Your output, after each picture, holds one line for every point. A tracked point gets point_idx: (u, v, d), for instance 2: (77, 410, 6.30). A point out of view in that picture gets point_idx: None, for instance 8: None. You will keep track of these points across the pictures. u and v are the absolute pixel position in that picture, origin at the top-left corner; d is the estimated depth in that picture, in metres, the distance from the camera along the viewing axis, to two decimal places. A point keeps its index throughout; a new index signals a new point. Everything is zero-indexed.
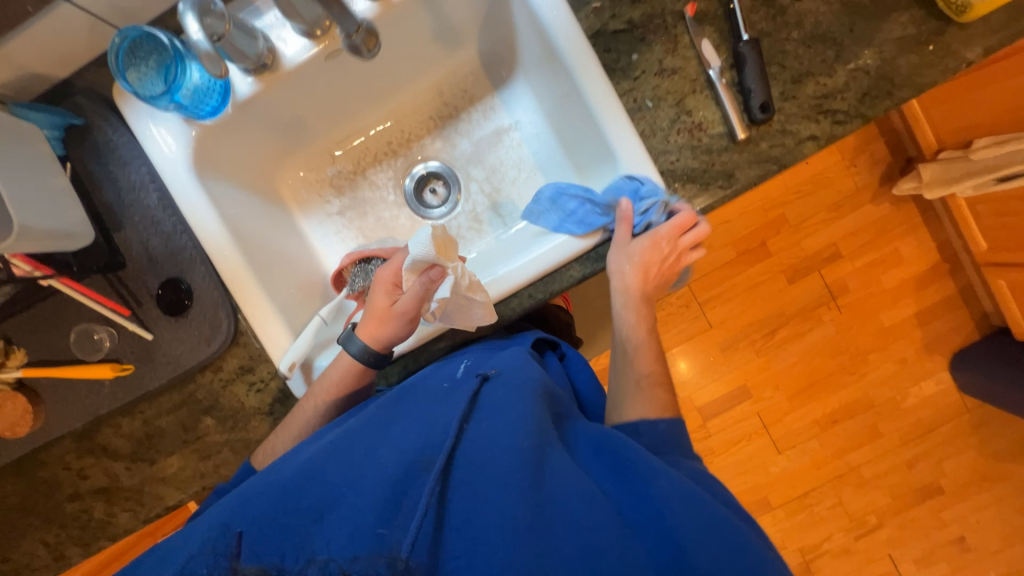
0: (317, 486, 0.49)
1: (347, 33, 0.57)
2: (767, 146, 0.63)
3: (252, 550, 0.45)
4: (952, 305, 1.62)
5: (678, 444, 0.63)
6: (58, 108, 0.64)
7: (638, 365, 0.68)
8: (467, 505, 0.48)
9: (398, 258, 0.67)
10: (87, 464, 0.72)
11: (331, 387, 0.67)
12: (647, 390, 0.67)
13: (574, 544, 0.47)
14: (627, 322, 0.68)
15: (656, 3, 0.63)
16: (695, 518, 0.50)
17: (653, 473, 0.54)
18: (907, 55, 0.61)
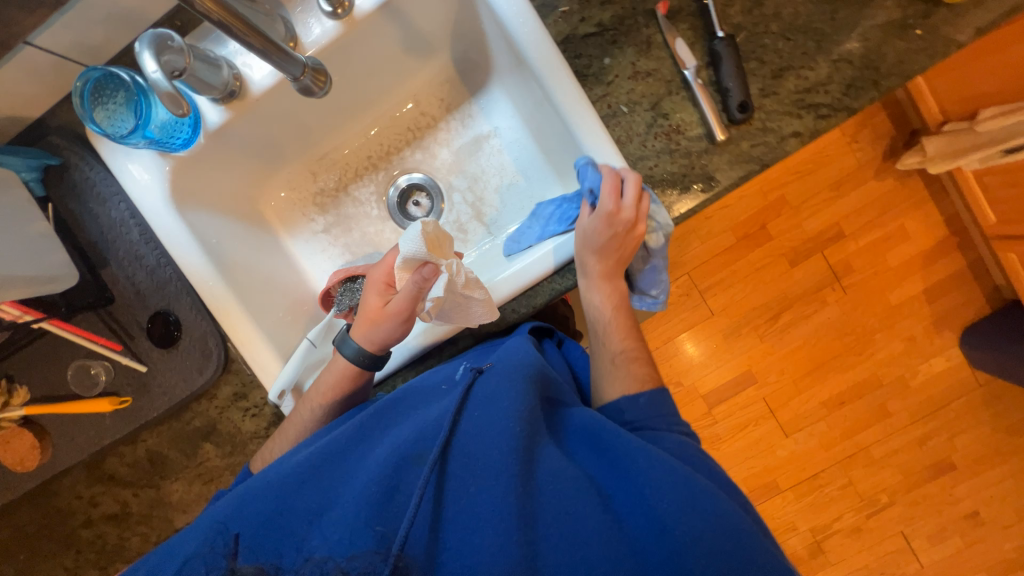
0: (315, 487, 0.52)
1: (290, 75, 0.58)
2: (748, 146, 0.61)
3: (251, 549, 0.48)
4: (961, 279, 1.58)
5: (663, 414, 0.60)
6: (34, 149, 0.65)
7: (613, 343, 0.66)
8: (459, 501, 0.49)
9: (391, 258, 0.65)
10: (98, 491, 0.75)
11: (313, 403, 0.66)
12: (622, 367, 0.65)
13: (560, 534, 0.47)
14: (594, 302, 0.65)
15: (627, 3, 0.61)
16: (688, 502, 0.48)
17: (645, 455, 0.51)
18: (892, 41, 0.59)
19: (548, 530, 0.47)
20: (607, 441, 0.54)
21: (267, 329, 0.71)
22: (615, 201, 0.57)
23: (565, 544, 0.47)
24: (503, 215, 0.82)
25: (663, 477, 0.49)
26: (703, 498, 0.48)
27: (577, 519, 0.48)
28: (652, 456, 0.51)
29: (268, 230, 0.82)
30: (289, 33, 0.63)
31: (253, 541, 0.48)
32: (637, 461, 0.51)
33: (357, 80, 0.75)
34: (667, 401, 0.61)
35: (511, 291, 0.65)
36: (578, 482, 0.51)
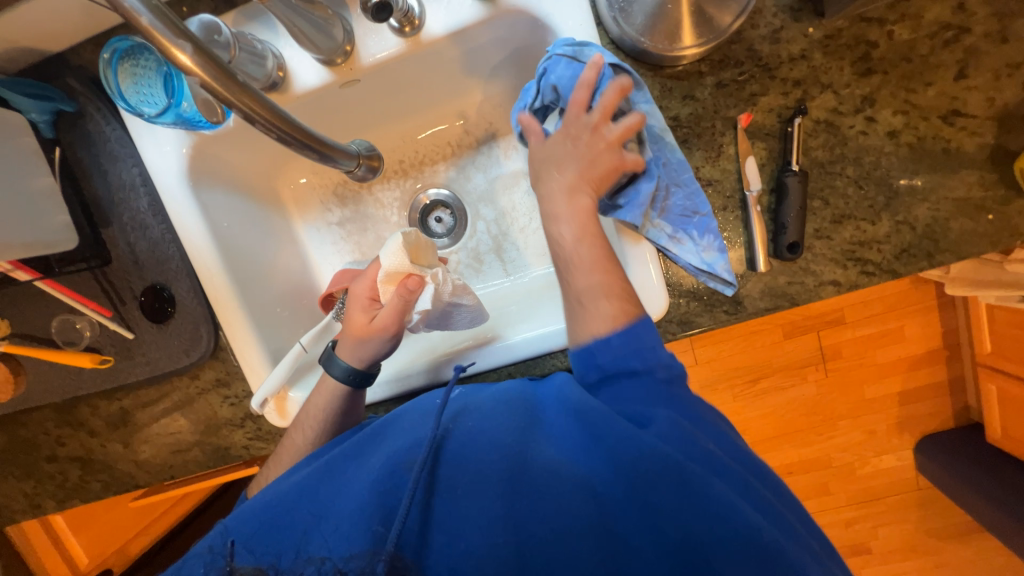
0: (307, 492, 0.47)
1: (337, 169, 0.50)
2: (786, 281, 0.59)
3: (249, 548, 0.43)
4: (937, 391, 1.62)
5: (642, 348, 0.47)
6: (50, 89, 0.61)
7: (577, 278, 0.50)
8: (451, 501, 0.45)
9: (372, 271, 0.63)
10: (66, 433, 0.75)
11: (306, 430, 0.62)
12: (588, 305, 0.49)
13: (550, 534, 0.41)
14: (559, 219, 0.51)
15: (710, 102, 0.57)
16: (679, 498, 0.40)
17: (631, 441, 0.43)
18: (961, 219, 0.56)
19: (542, 533, 0.41)
20: (590, 423, 0.46)
21: (262, 327, 0.69)
22: (587, 97, 0.51)
23: (558, 548, 0.41)
24: (523, 257, 0.78)
25: (645, 467, 0.42)
26: (697, 490, 0.40)
27: (562, 515, 0.42)
28: (635, 442, 0.43)
29: (282, 215, 0.78)
30: (346, 38, 0.57)
31: (250, 540, 0.44)
32: (620, 448, 0.43)
33: (405, 92, 0.69)
34: (648, 333, 0.47)
35: (521, 355, 0.65)
36: (566, 475, 0.43)
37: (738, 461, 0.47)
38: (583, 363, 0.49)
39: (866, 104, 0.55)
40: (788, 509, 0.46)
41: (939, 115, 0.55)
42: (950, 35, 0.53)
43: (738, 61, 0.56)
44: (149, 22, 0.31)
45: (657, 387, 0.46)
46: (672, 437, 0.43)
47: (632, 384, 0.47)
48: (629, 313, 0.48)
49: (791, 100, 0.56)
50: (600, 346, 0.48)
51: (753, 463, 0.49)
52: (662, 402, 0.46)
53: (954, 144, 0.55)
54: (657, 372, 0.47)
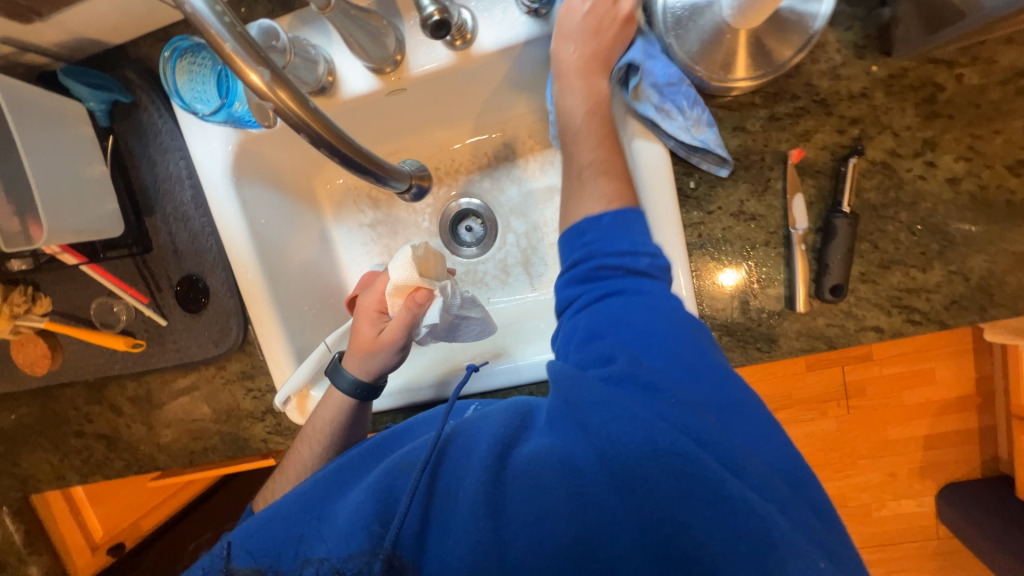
0: (310, 502, 0.46)
1: (392, 190, 0.49)
2: (824, 323, 0.57)
3: (249, 549, 0.44)
4: (966, 438, 1.54)
5: (630, 233, 0.47)
6: (109, 80, 0.62)
7: (581, 152, 0.53)
8: (445, 496, 0.42)
9: (380, 283, 0.64)
10: (94, 411, 0.77)
11: (313, 444, 0.62)
12: (589, 181, 0.51)
13: (536, 528, 0.38)
14: (571, 92, 0.54)
15: (761, 135, 0.55)
16: (672, 481, 0.36)
17: (619, 412, 0.39)
18: (1020, 273, 0.53)
19: (528, 527, 0.38)
20: (576, 403, 0.41)
21: (290, 325, 0.70)
22: None
23: (544, 540, 0.38)
24: (551, 273, 0.78)
25: (632, 442, 0.38)
26: (687, 468, 0.36)
27: (549, 503, 0.38)
28: (622, 419, 0.39)
29: (317, 212, 0.79)
30: (397, 47, 0.57)
31: (250, 542, 0.45)
32: (607, 424, 0.39)
33: (448, 102, 0.69)
34: (637, 223, 0.48)
35: (544, 375, 0.66)
36: (552, 459, 0.40)
37: (751, 429, 0.41)
38: (571, 244, 0.49)
39: (926, 148, 0.53)
40: (806, 485, 0.41)
41: (1005, 164, 0.52)
42: None
43: (794, 95, 0.54)
44: (232, 49, 0.32)
45: (642, 297, 0.45)
46: (658, 409, 0.40)
47: (617, 301, 0.45)
48: (624, 197, 0.50)
49: (846, 138, 0.54)
50: (592, 226, 0.48)
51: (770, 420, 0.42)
52: (643, 343, 0.43)
53: (1019, 195, 0.52)
54: (640, 259, 0.46)
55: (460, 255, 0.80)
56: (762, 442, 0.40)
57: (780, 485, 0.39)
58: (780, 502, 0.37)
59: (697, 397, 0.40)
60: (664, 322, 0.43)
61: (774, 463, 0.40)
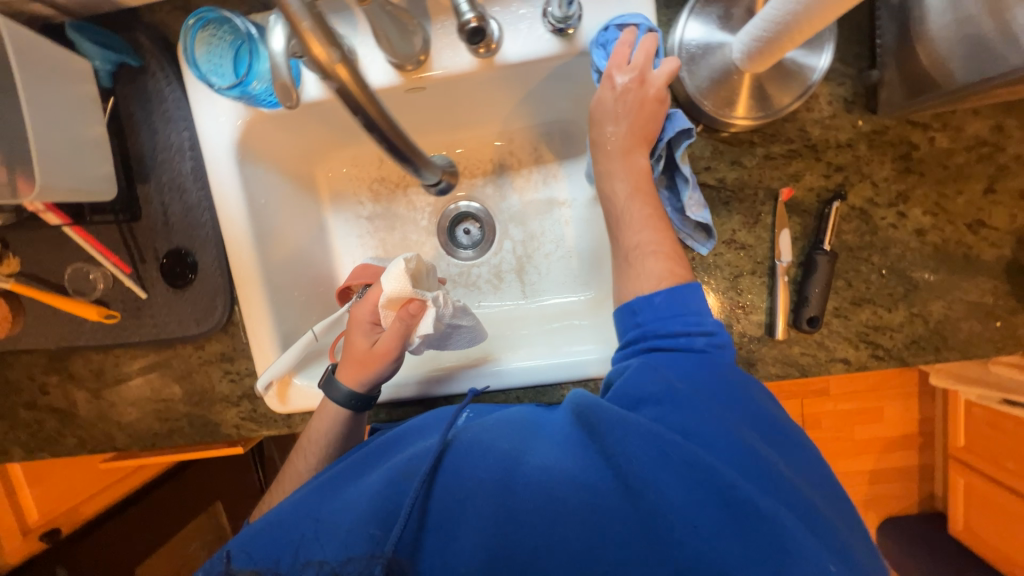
0: (307, 507, 0.47)
1: (421, 181, 0.50)
2: (799, 351, 0.61)
3: (248, 552, 0.45)
4: (908, 476, 1.62)
5: (683, 313, 0.48)
6: (117, 40, 0.61)
7: (628, 234, 0.53)
8: (450, 503, 0.43)
9: (370, 295, 0.63)
10: (51, 382, 0.73)
11: (308, 455, 0.63)
12: (638, 263, 0.51)
13: (551, 541, 0.40)
14: (610, 176, 0.54)
15: (755, 171, 0.59)
16: (684, 490, 0.39)
17: (631, 428, 0.42)
18: (971, 321, 0.59)
19: (543, 539, 0.40)
20: (594, 425, 0.43)
21: (278, 309, 0.69)
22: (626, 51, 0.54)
23: (559, 549, 0.39)
24: (543, 283, 0.79)
25: (645, 455, 0.40)
26: (701, 475, 0.39)
27: (564, 516, 0.40)
28: (637, 437, 0.41)
29: (316, 200, 0.78)
30: (423, 47, 0.59)
31: (250, 545, 0.45)
32: (619, 441, 0.41)
33: (460, 107, 0.70)
34: (691, 299, 0.48)
35: (530, 381, 0.66)
36: (563, 470, 0.42)
37: (767, 442, 0.44)
38: (623, 323, 0.50)
39: (899, 200, 0.58)
40: (819, 494, 0.44)
41: (965, 222, 0.58)
42: (985, 151, 0.57)
43: (789, 139, 0.59)
44: (307, 26, 0.34)
45: (687, 355, 0.46)
46: (677, 424, 0.42)
47: (664, 320, 0.48)
48: (678, 275, 0.50)
49: (831, 183, 0.59)
50: (643, 306, 0.49)
51: (782, 432, 0.46)
52: (679, 374, 0.45)
53: (975, 251, 0.58)
54: (694, 338, 0.47)
55: (456, 257, 0.81)
56: (780, 454, 0.44)
57: (797, 489, 0.41)
58: (791, 507, 0.39)
59: (725, 411, 0.43)
60: (701, 376, 0.45)
61: (791, 474, 0.43)
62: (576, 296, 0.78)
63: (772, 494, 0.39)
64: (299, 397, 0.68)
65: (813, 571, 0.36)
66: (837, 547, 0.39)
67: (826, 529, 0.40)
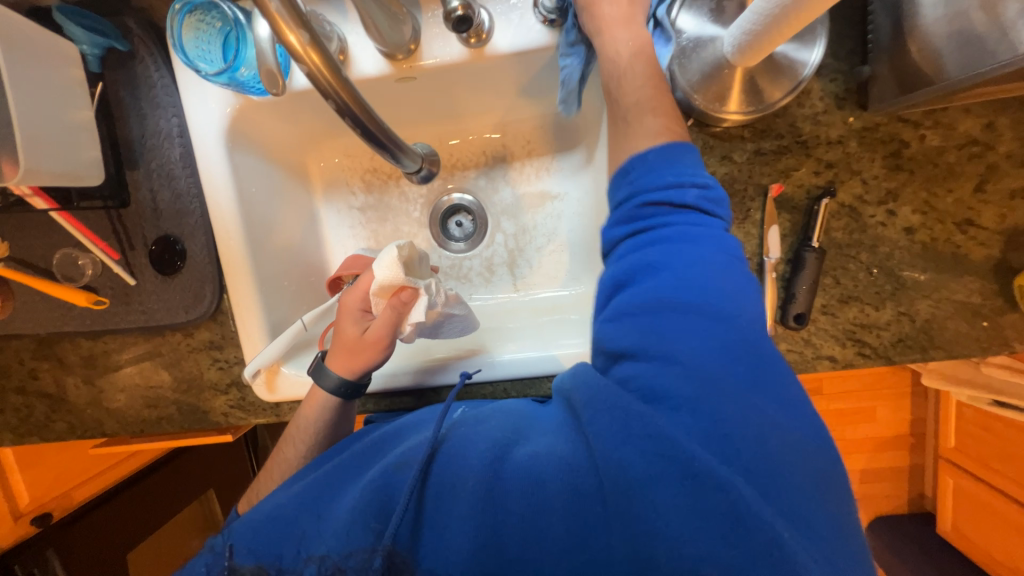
0: (306, 502, 0.48)
1: (404, 169, 0.51)
2: (785, 349, 0.61)
3: (248, 548, 0.46)
4: (898, 476, 1.62)
5: (676, 165, 0.47)
6: (105, 25, 0.60)
7: (627, 98, 0.53)
8: (440, 491, 0.44)
9: (361, 283, 0.63)
10: (41, 368, 0.73)
11: (297, 443, 0.63)
12: (635, 121, 0.51)
13: (531, 526, 0.40)
14: (611, 43, 0.54)
15: (746, 167, 0.59)
16: (645, 462, 0.38)
17: (605, 406, 0.42)
18: (959, 320, 0.59)
19: (523, 523, 0.40)
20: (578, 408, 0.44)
21: (267, 298, 0.68)
22: None
23: (545, 527, 0.40)
24: (534, 276, 0.79)
25: (613, 431, 0.40)
26: (663, 449, 0.38)
27: (543, 497, 0.40)
28: (605, 414, 0.41)
29: (307, 188, 0.78)
30: (413, 36, 0.58)
31: (248, 540, 0.47)
32: (592, 420, 0.42)
33: (451, 99, 0.70)
34: (687, 154, 0.47)
35: (517, 374, 0.67)
36: (546, 456, 0.43)
37: (754, 390, 0.40)
38: (616, 185, 0.50)
39: (889, 198, 0.58)
40: (805, 454, 0.39)
41: (954, 221, 0.58)
42: (976, 150, 0.56)
43: (779, 134, 0.58)
44: (277, 9, 0.33)
45: (679, 246, 0.44)
46: (651, 390, 0.41)
47: (654, 246, 0.45)
48: (674, 131, 0.50)
49: (821, 180, 0.58)
50: (637, 164, 0.49)
51: (771, 377, 0.41)
52: (665, 292, 0.43)
53: (963, 250, 0.58)
54: (687, 190, 0.46)
55: (448, 249, 0.81)
56: (775, 410, 0.40)
57: (775, 457, 0.38)
58: (769, 483, 0.37)
59: (705, 356, 0.40)
60: (689, 279, 0.43)
61: (778, 434, 0.39)
62: (566, 290, 0.78)
63: (745, 463, 0.37)
64: (287, 385, 0.68)
65: (761, 536, 0.34)
66: (801, 515, 0.37)
67: (810, 502, 0.37)
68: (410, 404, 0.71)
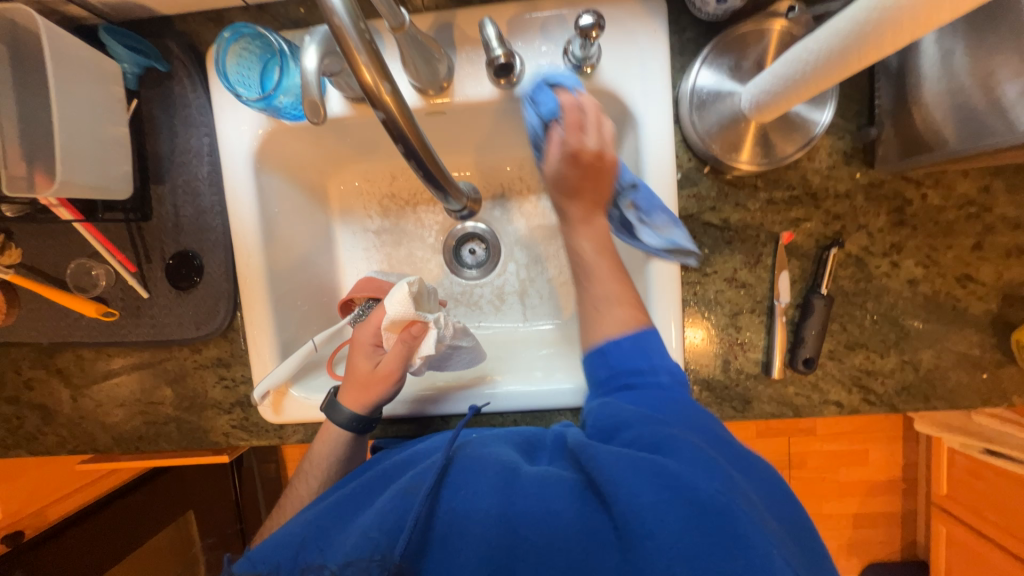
0: (320, 523, 0.47)
1: (446, 205, 0.51)
2: (793, 391, 0.62)
3: (249, 559, 0.45)
4: (891, 521, 1.60)
5: (648, 354, 0.51)
6: (148, 46, 0.63)
7: (596, 288, 0.55)
8: (453, 516, 0.42)
9: (372, 316, 0.63)
10: (37, 378, 0.71)
11: (310, 479, 0.62)
12: (606, 311, 0.54)
13: (540, 548, 0.38)
14: (576, 243, 0.56)
15: (758, 214, 0.62)
16: (656, 494, 0.38)
17: (609, 450, 0.42)
18: (960, 371, 0.61)
19: (531, 547, 0.39)
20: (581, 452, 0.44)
21: (280, 317, 0.68)
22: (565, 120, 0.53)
23: (552, 556, 0.38)
24: (545, 306, 0.80)
25: (620, 467, 0.40)
26: (666, 480, 0.38)
27: (553, 521, 0.40)
28: (610, 451, 0.42)
29: (324, 209, 0.79)
30: (446, 75, 0.61)
31: (250, 552, 0.45)
32: (596, 454, 0.42)
33: (474, 133, 0.73)
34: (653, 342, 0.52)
35: (527, 406, 0.66)
36: (556, 485, 0.42)
37: (727, 462, 0.45)
38: (593, 362, 0.53)
39: (893, 250, 0.61)
40: (783, 522, 0.43)
41: (954, 276, 0.60)
42: (974, 210, 0.60)
43: (790, 185, 0.61)
44: (364, 59, 0.36)
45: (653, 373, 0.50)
46: (656, 445, 0.43)
47: (634, 385, 0.50)
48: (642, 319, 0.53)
49: (829, 230, 0.61)
50: (611, 349, 0.52)
51: (739, 453, 0.46)
52: (641, 404, 0.47)
53: (963, 303, 0.60)
54: (659, 374, 0.50)
55: (461, 276, 0.82)
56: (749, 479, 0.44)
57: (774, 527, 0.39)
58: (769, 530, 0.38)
59: (696, 437, 0.44)
60: (664, 401, 0.48)
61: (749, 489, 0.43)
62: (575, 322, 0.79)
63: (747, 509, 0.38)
64: (294, 408, 0.67)
65: (770, 573, 0.34)
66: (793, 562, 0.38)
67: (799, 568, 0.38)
68: (415, 432, 0.70)
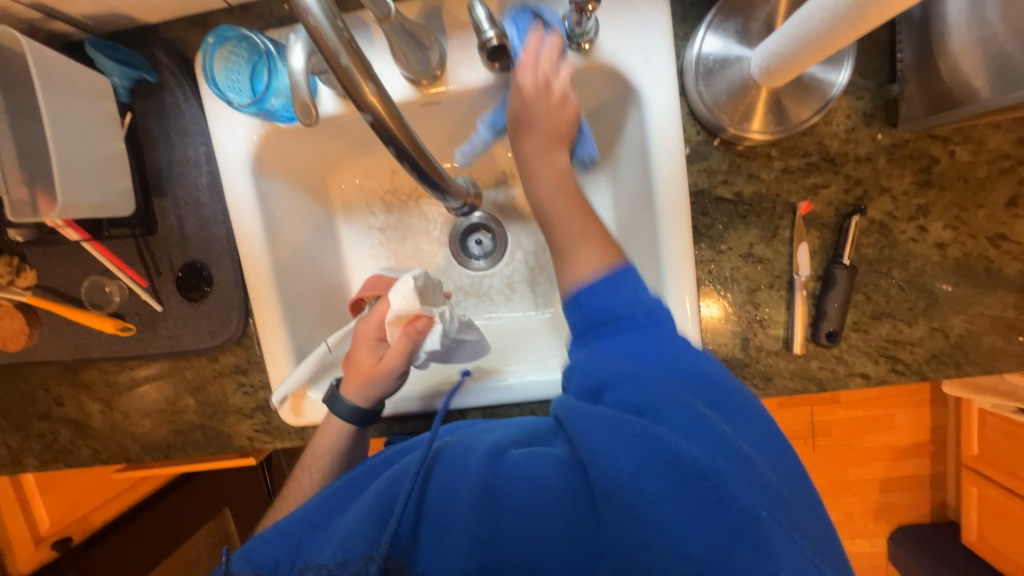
0: (318, 515, 0.48)
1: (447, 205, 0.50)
2: (816, 366, 0.60)
3: (247, 556, 0.46)
4: (920, 483, 1.58)
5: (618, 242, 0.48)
6: (136, 57, 0.62)
7: (559, 233, 0.52)
8: (442, 494, 0.43)
9: (376, 310, 0.63)
10: (66, 394, 0.73)
11: (313, 470, 0.62)
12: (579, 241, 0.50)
13: (527, 524, 0.39)
14: (535, 175, 0.53)
15: (773, 184, 0.59)
16: (635, 460, 0.37)
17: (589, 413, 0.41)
18: (994, 335, 0.58)
19: (519, 522, 0.40)
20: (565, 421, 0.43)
21: (293, 322, 0.68)
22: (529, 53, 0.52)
23: (538, 528, 0.39)
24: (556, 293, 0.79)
25: (603, 434, 0.39)
26: (649, 446, 0.38)
27: (541, 495, 0.40)
28: (593, 414, 0.41)
29: (328, 210, 0.78)
30: (439, 63, 0.59)
31: (247, 548, 0.46)
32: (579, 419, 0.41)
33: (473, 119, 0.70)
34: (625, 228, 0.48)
35: (543, 395, 0.66)
36: (543, 460, 0.43)
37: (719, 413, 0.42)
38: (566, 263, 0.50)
39: (919, 213, 0.58)
40: (777, 473, 0.41)
41: (987, 236, 0.57)
42: (1007, 165, 0.56)
43: (807, 152, 0.58)
44: (346, 60, 0.35)
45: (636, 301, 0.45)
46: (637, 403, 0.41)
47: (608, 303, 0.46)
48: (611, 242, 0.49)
49: (850, 197, 0.58)
50: (584, 295, 0.47)
51: (728, 398, 0.43)
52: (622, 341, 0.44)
53: (997, 265, 0.57)
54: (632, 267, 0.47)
55: (468, 268, 0.80)
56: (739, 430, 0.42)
57: (765, 477, 0.38)
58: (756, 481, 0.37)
59: (681, 385, 0.42)
60: (650, 332, 0.44)
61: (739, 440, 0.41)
62: None
63: (731, 462, 0.37)
64: (313, 408, 0.68)
65: (751, 529, 0.34)
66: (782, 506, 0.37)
67: (794, 520, 0.38)
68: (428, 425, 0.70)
